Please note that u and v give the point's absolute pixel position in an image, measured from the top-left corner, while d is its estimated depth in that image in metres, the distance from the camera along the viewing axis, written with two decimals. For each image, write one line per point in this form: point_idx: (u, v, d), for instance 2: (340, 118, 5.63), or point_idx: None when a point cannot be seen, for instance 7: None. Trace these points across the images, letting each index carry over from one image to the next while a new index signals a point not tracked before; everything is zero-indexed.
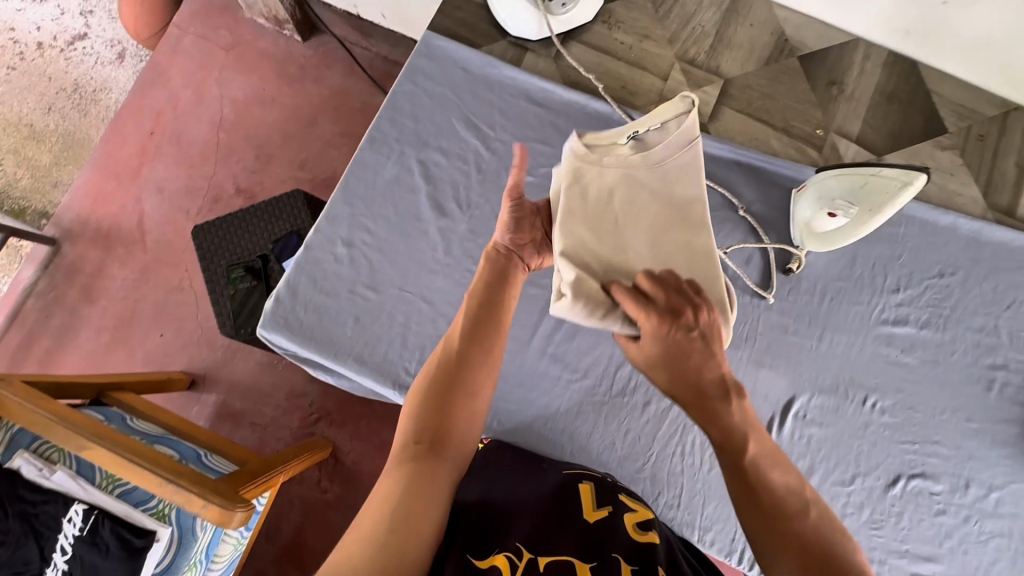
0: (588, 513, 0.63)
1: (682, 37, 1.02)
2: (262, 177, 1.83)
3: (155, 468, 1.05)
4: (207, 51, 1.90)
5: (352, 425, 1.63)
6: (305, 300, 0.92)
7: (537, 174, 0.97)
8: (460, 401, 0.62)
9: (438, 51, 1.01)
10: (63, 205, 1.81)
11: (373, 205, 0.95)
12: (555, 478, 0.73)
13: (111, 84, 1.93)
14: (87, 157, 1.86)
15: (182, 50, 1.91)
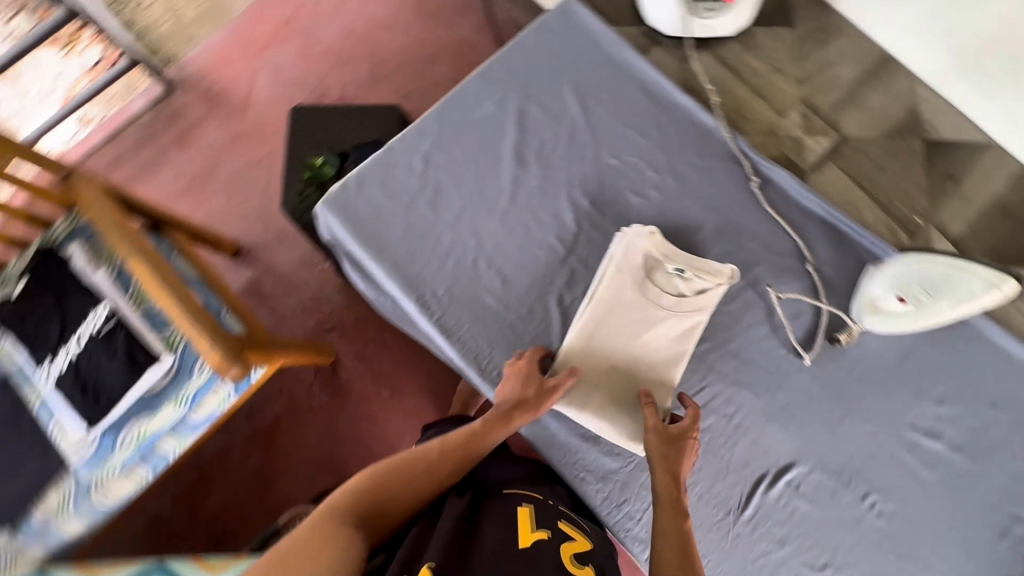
0: (527, 534, 0.67)
1: (813, 82, 1.01)
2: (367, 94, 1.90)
3: (190, 307, 1.11)
4: None
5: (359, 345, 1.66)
6: (368, 195, 0.96)
7: (622, 161, 0.97)
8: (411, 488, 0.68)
9: (574, 17, 1.03)
10: (189, 58, 1.92)
11: (462, 133, 0.98)
12: (495, 494, 0.75)
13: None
14: (223, 23, 1.97)
15: None
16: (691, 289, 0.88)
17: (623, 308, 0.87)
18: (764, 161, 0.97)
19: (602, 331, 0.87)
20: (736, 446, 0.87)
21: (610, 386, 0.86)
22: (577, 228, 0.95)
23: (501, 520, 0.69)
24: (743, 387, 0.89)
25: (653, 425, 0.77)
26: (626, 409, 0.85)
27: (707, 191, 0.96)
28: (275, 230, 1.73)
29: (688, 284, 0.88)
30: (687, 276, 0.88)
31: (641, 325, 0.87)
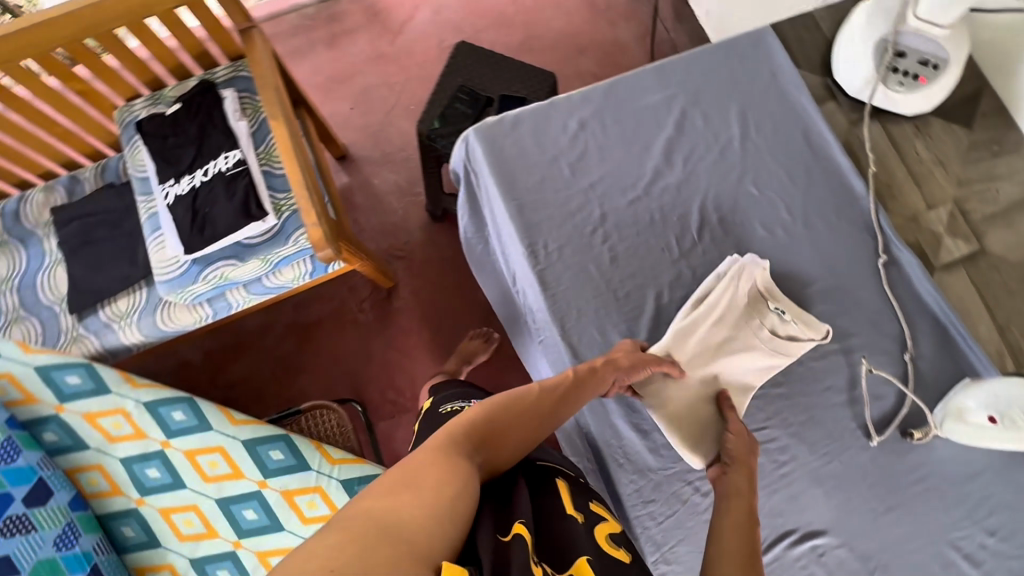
0: (567, 508, 0.71)
1: (973, 188, 0.98)
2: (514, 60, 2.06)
3: (308, 188, 1.19)
4: None
5: (419, 278, 1.86)
6: (517, 138, 1.01)
7: (761, 192, 0.99)
8: (508, 436, 0.72)
9: (764, 46, 1.05)
10: None
11: (622, 113, 1.02)
12: (535, 468, 0.77)
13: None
14: None
15: None
16: (786, 332, 0.90)
17: (721, 326, 0.91)
18: (897, 243, 0.96)
19: (697, 342, 0.90)
20: (774, 495, 0.88)
21: (688, 399, 0.88)
22: (696, 237, 0.97)
23: (545, 493, 0.73)
24: (802, 443, 0.89)
25: (738, 429, 0.84)
26: (699, 426, 0.87)
27: (832, 250, 0.96)
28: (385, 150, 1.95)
29: (785, 326, 0.90)
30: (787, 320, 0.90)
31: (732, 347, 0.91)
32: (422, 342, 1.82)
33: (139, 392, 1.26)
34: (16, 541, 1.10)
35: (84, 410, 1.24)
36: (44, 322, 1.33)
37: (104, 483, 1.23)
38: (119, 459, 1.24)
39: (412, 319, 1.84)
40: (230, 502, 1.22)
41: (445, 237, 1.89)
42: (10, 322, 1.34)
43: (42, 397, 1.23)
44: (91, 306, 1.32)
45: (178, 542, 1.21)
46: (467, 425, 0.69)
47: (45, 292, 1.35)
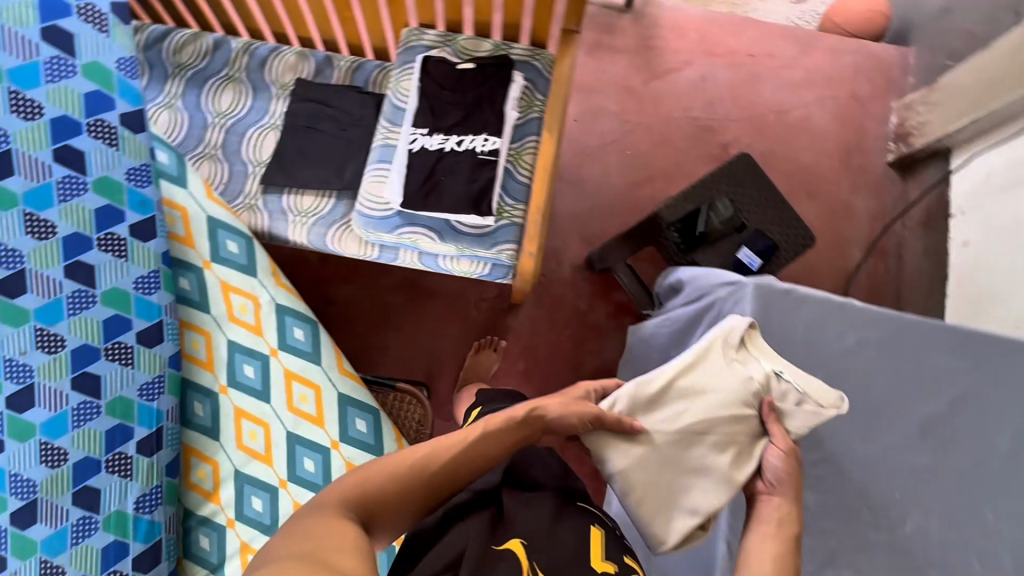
0: (596, 562, 0.76)
1: None
2: None
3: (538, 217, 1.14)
4: (840, 80, 2.03)
5: (542, 314, 1.80)
6: (790, 316, 0.92)
7: (998, 522, 0.87)
8: (414, 484, 0.76)
9: None
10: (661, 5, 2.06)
11: (906, 356, 0.92)
12: (571, 513, 0.82)
13: (771, 14, 2.13)
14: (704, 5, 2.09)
15: (833, 57, 2.05)
16: (774, 378, 0.84)
17: (712, 409, 0.83)
18: None
19: (672, 434, 0.83)
20: None
21: (652, 474, 0.82)
22: (907, 525, 0.87)
23: (578, 542, 0.78)
24: None
25: (782, 443, 0.80)
26: (668, 493, 0.82)
27: None
28: (581, 178, 1.90)
29: (772, 378, 0.84)
30: (788, 379, 0.85)
31: (718, 408, 0.83)
32: (511, 370, 1.77)
33: (277, 291, 1.25)
34: (112, 367, 1.09)
35: (225, 278, 1.22)
36: (232, 173, 1.32)
37: (201, 352, 1.22)
38: (227, 340, 1.22)
39: (515, 343, 1.79)
40: (299, 442, 1.19)
41: (587, 287, 1.82)
42: (204, 155, 1.33)
43: (197, 245, 1.21)
44: (279, 186, 1.30)
45: (235, 447, 1.18)
46: (367, 480, 0.74)
47: (249, 147, 1.33)
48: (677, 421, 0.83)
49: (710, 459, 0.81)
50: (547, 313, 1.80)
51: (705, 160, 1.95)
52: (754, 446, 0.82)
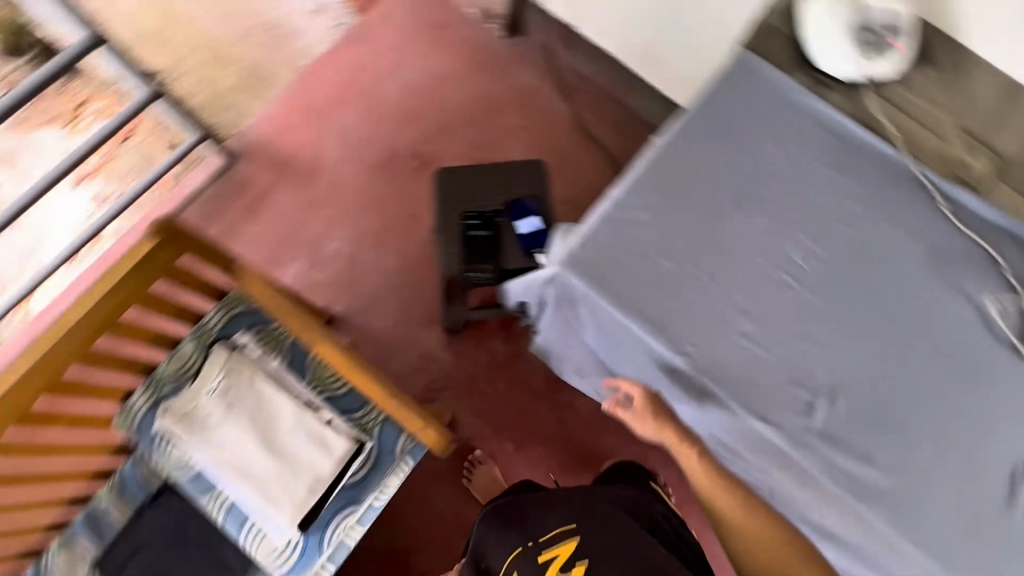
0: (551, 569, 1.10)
1: (969, 111, 1.11)
2: (440, 146, 2.01)
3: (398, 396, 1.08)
4: (414, 26, 2.12)
5: (474, 401, 1.77)
6: (606, 252, 0.98)
7: (828, 197, 1.03)
8: None
9: (754, 71, 1.09)
10: (249, 126, 2.00)
11: (681, 184, 1.02)
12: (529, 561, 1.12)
13: (320, 42, 2.15)
14: (277, 91, 2.08)
15: (392, 19, 2.13)
16: (218, 388, 1.10)
17: (240, 443, 1.08)
18: (949, 185, 1.07)
19: (273, 468, 1.07)
20: (989, 447, 0.95)
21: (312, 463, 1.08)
22: (802, 263, 1.00)
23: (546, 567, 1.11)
24: (983, 394, 0.97)
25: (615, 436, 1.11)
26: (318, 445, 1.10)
27: (905, 215, 1.04)
28: (369, 292, 1.84)
29: (220, 392, 1.10)
30: (216, 382, 1.11)
31: (261, 440, 1.08)
32: (508, 455, 1.74)
33: None
34: None
35: None
36: None
37: None
38: None
39: (487, 440, 1.75)
40: None
41: (470, 345, 1.81)
42: None
43: None
44: None
45: None
46: None
47: None
48: (266, 471, 1.06)
49: (284, 425, 1.09)
50: (475, 396, 1.77)
51: (417, 177, 1.96)
52: (266, 395, 1.11)
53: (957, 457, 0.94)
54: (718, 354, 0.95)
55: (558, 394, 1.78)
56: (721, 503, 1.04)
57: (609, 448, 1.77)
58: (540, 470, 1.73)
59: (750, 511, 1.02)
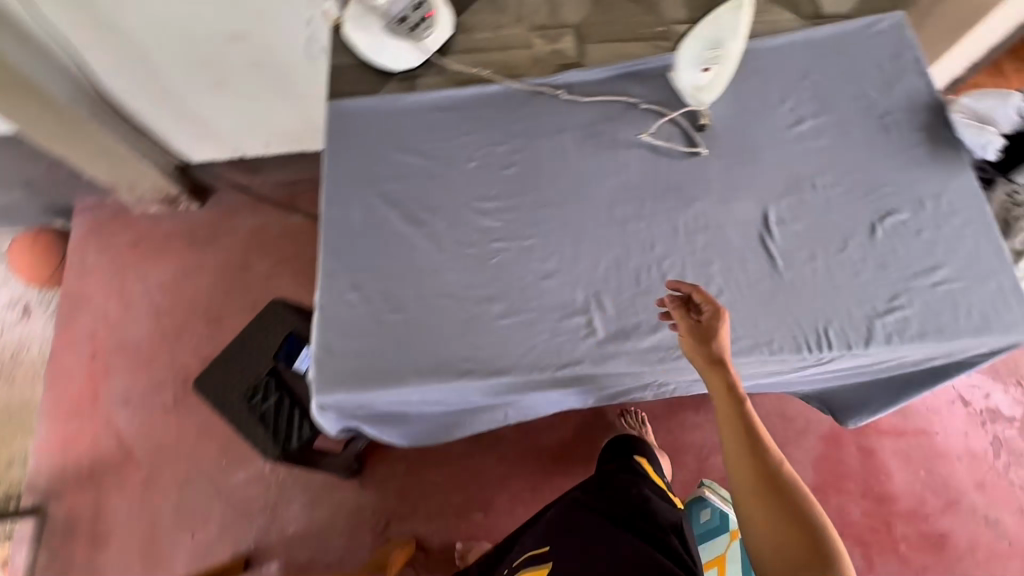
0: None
1: (526, 14, 1.23)
2: (221, 337, 1.91)
3: None
4: (117, 260, 2.01)
5: (422, 509, 1.71)
6: (342, 350, 0.96)
7: (478, 159, 1.09)
8: None
9: (349, 110, 1.13)
10: (33, 470, 1.79)
11: (361, 244, 1.03)
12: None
13: (44, 340, 1.97)
14: (36, 415, 1.86)
15: (91, 270, 2.00)
16: None
17: None
18: (554, 77, 1.16)
19: None
20: (731, 235, 1.03)
21: None
22: (498, 223, 1.04)
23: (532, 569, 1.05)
24: (697, 202, 1.06)
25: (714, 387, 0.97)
26: None
27: (543, 124, 1.12)
28: (261, 507, 1.71)
29: None
30: None
31: None
32: (485, 524, 1.69)
33: None
34: None
35: None
36: None
37: None
38: None
39: (459, 531, 1.69)
40: None
41: (381, 471, 1.74)
42: None
43: None
44: None
45: None
46: None
47: None
48: None
49: None
50: (419, 504, 1.71)
51: None
52: None
53: (712, 261, 1.01)
54: (492, 347, 0.96)
55: (482, 440, 1.76)
56: (745, 462, 0.84)
57: (556, 443, 1.77)
58: (519, 511, 1.70)
59: (772, 480, 0.81)
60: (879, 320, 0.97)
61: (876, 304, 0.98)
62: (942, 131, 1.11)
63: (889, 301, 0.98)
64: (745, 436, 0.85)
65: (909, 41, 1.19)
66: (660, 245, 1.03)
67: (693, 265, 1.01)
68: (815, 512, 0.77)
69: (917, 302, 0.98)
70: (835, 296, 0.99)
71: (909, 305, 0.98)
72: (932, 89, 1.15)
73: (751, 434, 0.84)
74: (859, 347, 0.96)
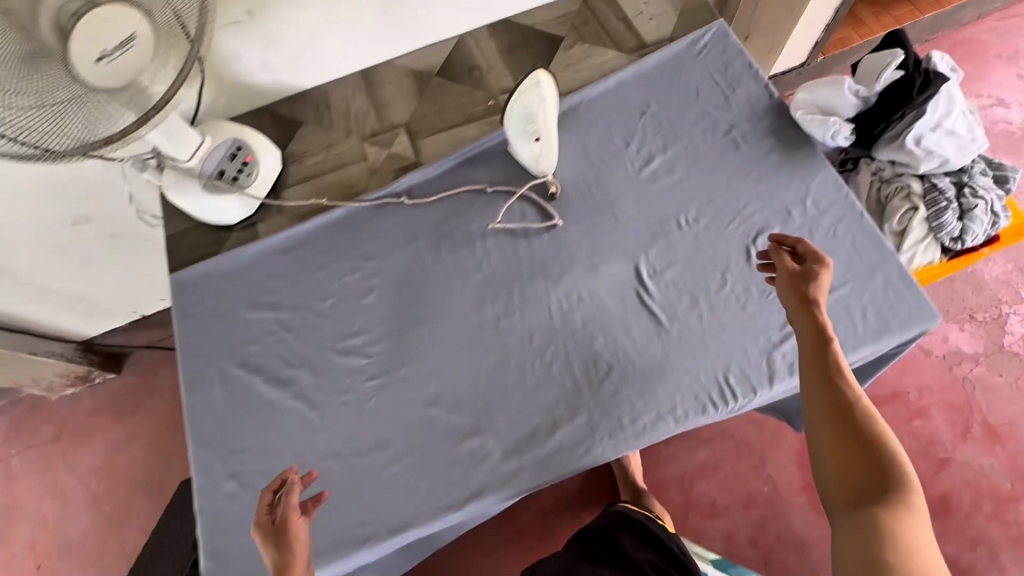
0: None
1: (354, 126, 1.19)
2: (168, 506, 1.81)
3: None
4: (42, 453, 1.89)
5: None
6: (230, 550, 0.88)
7: (334, 295, 1.04)
8: None
9: (192, 279, 1.07)
10: None
11: (230, 424, 0.96)
12: None
13: None
14: None
15: (16, 474, 1.88)
16: None
17: None
18: (394, 184, 1.11)
19: None
20: (607, 303, 0.98)
21: None
22: (367, 360, 0.98)
23: None
24: (566, 277, 1.01)
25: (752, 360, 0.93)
26: None
27: (393, 238, 1.07)
28: None
29: None
30: None
31: None
32: None
33: None
34: None
35: None
36: None
37: None
38: None
39: None
40: None
41: None
42: None
43: None
44: None
45: None
46: None
47: None
48: None
49: None
50: None
51: None
52: None
53: (593, 338, 0.96)
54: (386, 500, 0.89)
55: None
56: (820, 394, 0.79)
57: None
58: None
59: (850, 412, 0.76)
60: (777, 352, 0.92)
61: (770, 333, 0.93)
62: (790, 130, 1.08)
63: (782, 328, 0.93)
64: (826, 362, 0.80)
65: (735, 48, 1.17)
66: (538, 334, 0.97)
67: (575, 347, 0.96)
68: (891, 447, 0.74)
69: None
70: (727, 337, 0.94)
71: None
72: (770, 90, 1.12)
73: (829, 364, 0.80)
74: (763, 387, 0.90)
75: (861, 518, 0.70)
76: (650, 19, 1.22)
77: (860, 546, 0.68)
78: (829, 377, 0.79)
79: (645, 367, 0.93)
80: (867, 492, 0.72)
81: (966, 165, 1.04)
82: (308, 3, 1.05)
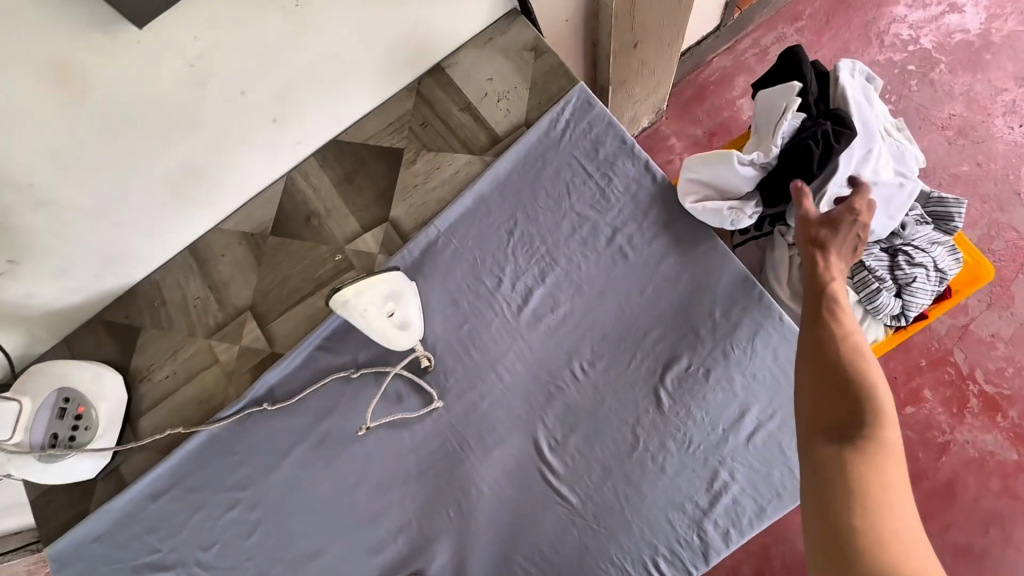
0: None
1: (197, 321, 1.03)
2: None
3: None
4: None
5: None
6: None
7: (218, 539, 0.93)
8: None
9: (65, 551, 0.96)
10: None
11: None
12: None
13: None
14: None
15: None
16: None
17: None
18: (252, 389, 0.96)
19: None
20: (510, 492, 0.86)
21: None
22: None
23: None
24: (460, 468, 0.88)
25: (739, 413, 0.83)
26: None
27: (266, 456, 0.94)
28: None
29: None
30: None
31: None
32: None
33: None
34: None
35: None
36: None
37: None
38: None
39: None
40: None
41: None
42: None
43: None
44: None
45: None
46: None
47: None
48: None
49: None
50: None
51: None
52: None
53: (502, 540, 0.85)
54: None
55: None
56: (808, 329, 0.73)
57: None
58: None
59: (833, 354, 0.69)
60: (707, 520, 0.80)
61: (698, 498, 0.81)
62: (681, 221, 0.90)
63: (709, 487, 0.81)
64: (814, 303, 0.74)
65: (603, 119, 0.96)
66: (442, 545, 0.86)
67: (484, 552, 0.85)
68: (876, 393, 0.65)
69: (740, 470, 0.81)
70: (650, 511, 0.82)
71: (732, 480, 0.81)
72: (651, 171, 0.93)
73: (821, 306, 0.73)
74: (699, 564, 0.80)
75: (823, 467, 0.63)
76: (498, 101, 1.01)
77: (818, 489, 0.62)
78: (817, 316, 0.73)
79: (564, 564, 0.83)
80: (839, 429, 0.64)
81: (897, 226, 0.87)
82: (75, 221, 0.86)
